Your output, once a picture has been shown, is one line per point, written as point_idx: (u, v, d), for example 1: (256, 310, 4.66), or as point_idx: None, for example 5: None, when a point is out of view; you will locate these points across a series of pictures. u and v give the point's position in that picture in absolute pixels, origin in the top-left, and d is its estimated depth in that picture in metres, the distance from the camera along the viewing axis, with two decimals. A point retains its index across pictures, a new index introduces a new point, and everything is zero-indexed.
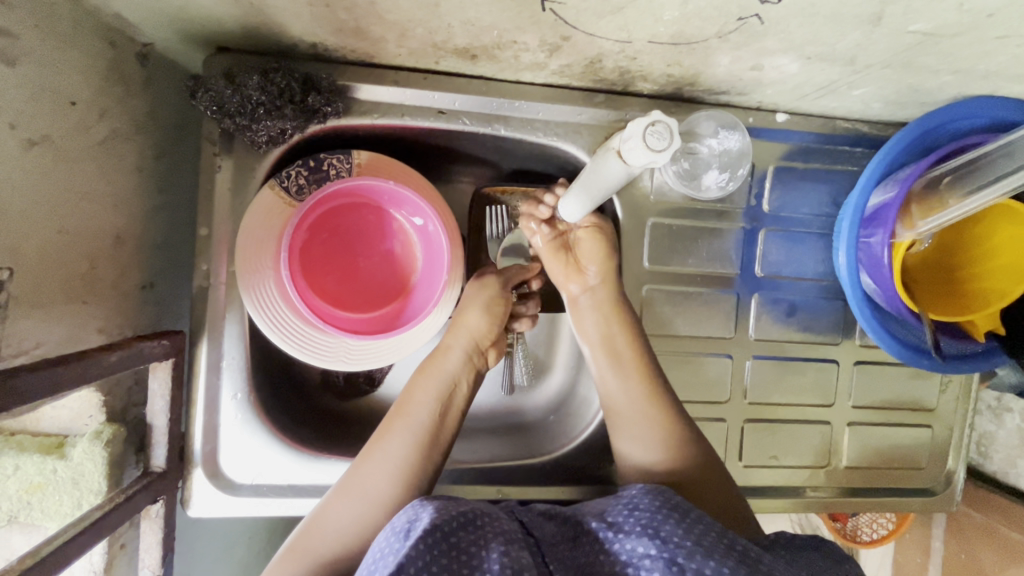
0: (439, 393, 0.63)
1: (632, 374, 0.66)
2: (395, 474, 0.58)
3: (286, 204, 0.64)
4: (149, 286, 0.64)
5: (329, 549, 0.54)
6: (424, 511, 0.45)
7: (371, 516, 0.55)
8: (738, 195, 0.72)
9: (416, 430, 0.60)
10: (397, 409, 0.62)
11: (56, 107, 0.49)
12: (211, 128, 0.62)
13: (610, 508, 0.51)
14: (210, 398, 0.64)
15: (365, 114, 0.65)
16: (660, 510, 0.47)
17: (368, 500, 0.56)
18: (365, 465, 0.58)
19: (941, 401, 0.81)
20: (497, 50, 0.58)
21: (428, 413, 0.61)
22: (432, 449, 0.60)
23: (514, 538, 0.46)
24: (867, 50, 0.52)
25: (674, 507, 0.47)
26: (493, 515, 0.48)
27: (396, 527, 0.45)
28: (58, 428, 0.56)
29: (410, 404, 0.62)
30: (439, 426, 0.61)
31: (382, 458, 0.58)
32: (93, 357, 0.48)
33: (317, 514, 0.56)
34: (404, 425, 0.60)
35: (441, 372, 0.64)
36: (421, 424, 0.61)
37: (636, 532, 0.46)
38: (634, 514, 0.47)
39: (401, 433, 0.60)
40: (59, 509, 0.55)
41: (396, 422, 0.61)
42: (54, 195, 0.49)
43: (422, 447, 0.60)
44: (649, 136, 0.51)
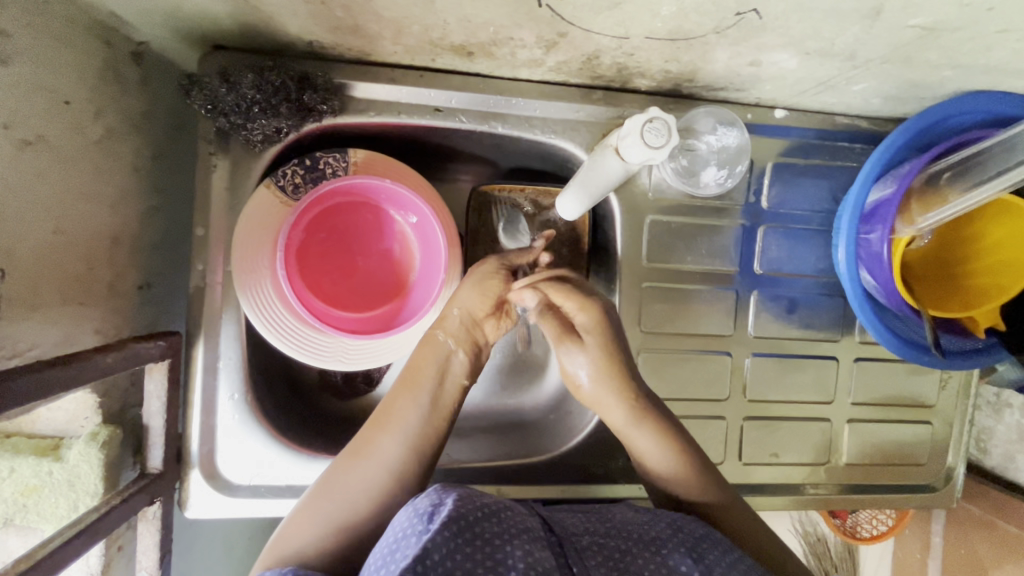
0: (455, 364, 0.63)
1: (653, 439, 0.62)
2: (411, 440, 0.58)
3: (282, 203, 0.64)
4: (145, 287, 0.64)
5: (343, 512, 0.54)
6: (450, 498, 0.45)
7: (383, 478, 0.56)
8: (737, 192, 0.72)
9: (433, 398, 0.61)
10: (406, 375, 0.62)
11: (50, 107, 0.48)
12: (206, 127, 0.61)
13: (643, 518, 0.51)
14: (207, 399, 0.63)
15: (361, 112, 0.64)
16: (703, 539, 0.48)
17: (380, 464, 0.56)
18: (381, 431, 0.58)
19: (940, 397, 0.80)
20: (494, 47, 0.57)
21: (436, 379, 0.62)
22: (445, 421, 0.61)
23: (535, 536, 0.45)
24: (867, 46, 0.52)
25: (711, 538, 0.49)
26: (515, 508, 0.47)
27: (419, 509, 0.45)
28: (55, 429, 0.56)
29: (418, 370, 0.62)
30: (447, 392, 0.62)
31: (399, 425, 0.59)
32: (89, 360, 0.48)
33: (329, 477, 0.56)
34: (414, 390, 0.61)
35: (445, 338, 0.63)
36: (430, 390, 0.61)
37: (679, 551, 0.46)
38: (676, 536, 0.48)
39: (411, 397, 0.60)
40: (55, 512, 0.55)
41: (405, 388, 0.61)
42: (48, 195, 0.49)
43: (431, 413, 0.60)
44: (648, 136, 0.52)
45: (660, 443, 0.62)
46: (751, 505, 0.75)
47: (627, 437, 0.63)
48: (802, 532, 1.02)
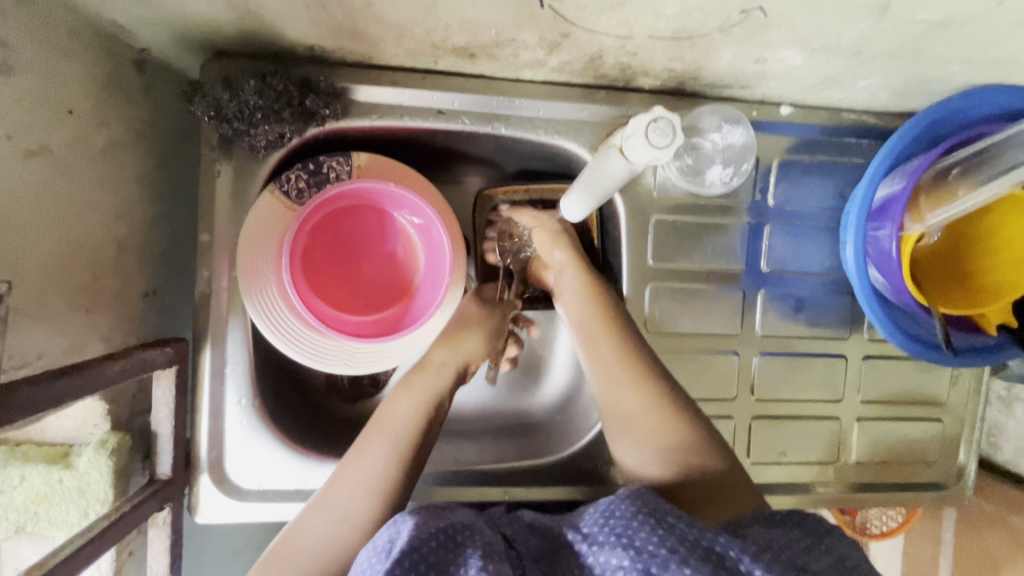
0: (421, 401, 0.62)
1: (631, 386, 0.62)
2: (374, 487, 0.55)
3: (286, 207, 0.64)
4: (151, 294, 0.64)
5: (305, 568, 0.51)
6: (403, 527, 0.45)
7: (348, 533, 0.53)
8: (742, 190, 0.71)
9: (398, 440, 0.58)
10: (377, 421, 0.60)
11: (53, 116, 0.48)
12: (209, 133, 0.61)
13: (586, 516, 0.48)
14: (215, 403, 0.63)
15: (363, 116, 0.64)
16: (636, 517, 0.45)
17: (344, 514, 0.54)
18: (344, 478, 0.56)
19: (951, 394, 0.80)
20: (496, 48, 0.57)
21: (408, 423, 0.60)
22: (413, 461, 0.58)
23: (493, 552, 0.43)
24: (875, 41, 0.51)
25: (652, 514, 0.45)
26: (474, 526, 0.46)
27: (376, 547, 0.45)
28: (64, 437, 0.57)
29: (390, 415, 0.60)
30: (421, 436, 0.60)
31: (362, 471, 0.56)
32: (95, 369, 0.48)
33: (297, 522, 0.54)
34: (384, 437, 0.58)
35: (424, 385, 0.63)
36: (401, 434, 0.59)
37: (610, 543, 0.44)
38: (608, 524, 0.45)
39: (380, 443, 0.58)
40: (66, 519, 0.55)
41: (375, 434, 0.58)
42: (52, 204, 0.49)
43: (400, 458, 0.57)
44: (654, 134, 0.51)
45: (647, 404, 0.61)
46: None
47: (613, 387, 0.63)
48: None
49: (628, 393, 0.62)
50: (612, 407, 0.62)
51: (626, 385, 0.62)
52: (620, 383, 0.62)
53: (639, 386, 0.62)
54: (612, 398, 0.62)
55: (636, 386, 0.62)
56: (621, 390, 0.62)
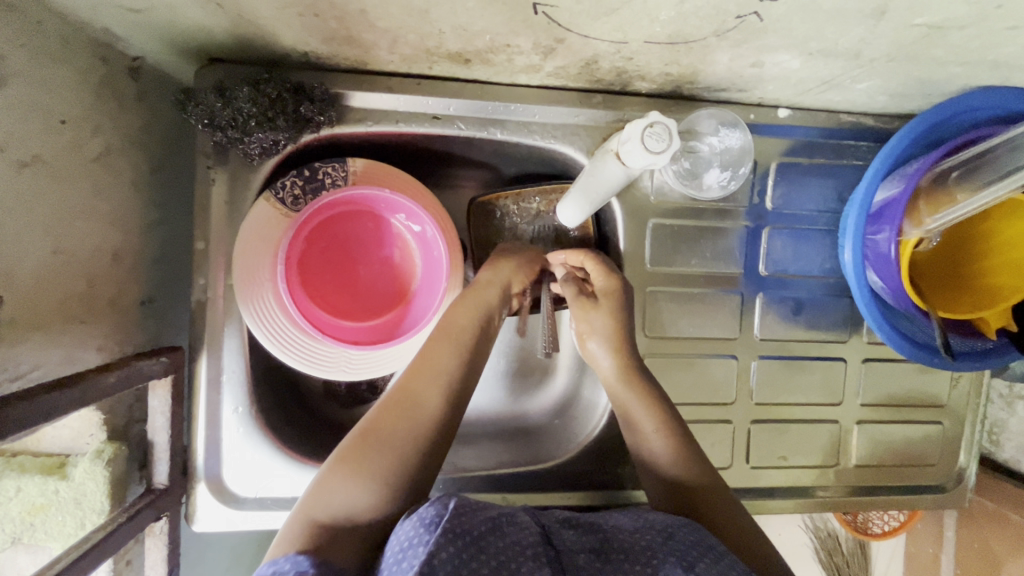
0: (482, 312, 0.64)
1: (645, 408, 0.63)
2: (445, 387, 0.58)
3: (282, 214, 0.64)
4: (147, 301, 0.64)
5: (387, 460, 0.52)
6: (452, 506, 0.44)
7: (428, 428, 0.55)
8: (741, 194, 0.71)
9: (463, 347, 0.61)
10: (439, 332, 0.62)
11: (46, 126, 0.48)
12: (204, 141, 0.61)
13: (636, 528, 0.50)
14: (212, 411, 0.63)
15: (358, 122, 0.64)
16: (696, 548, 0.47)
17: (421, 414, 0.56)
18: (415, 381, 0.57)
19: (952, 395, 0.79)
20: (491, 54, 0.57)
21: (472, 329, 0.62)
22: (476, 369, 0.61)
23: (537, 551, 0.43)
24: (872, 44, 0.51)
25: (707, 548, 0.47)
26: (517, 520, 0.46)
27: (423, 518, 0.44)
28: (61, 447, 0.56)
29: (452, 326, 0.62)
30: (480, 346, 0.62)
31: (431, 374, 0.58)
32: (92, 380, 0.47)
33: (370, 426, 0.55)
34: (451, 343, 0.60)
35: (488, 298, 0.64)
36: (466, 340, 0.61)
37: (670, 561, 0.45)
38: (668, 544, 0.47)
39: (447, 350, 0.60)
40: (63, 530, 0.55)
41: (442, 341, 0.61)
42: (47, 215, 0.49)
43: (467, 362, 0.60)
44: (648, 137, 0.51)
45: (655, 424, 0.62)
46: (759, 508, 0.75)
47: (630, 410, 0.63)
48: (813, 527, 0.98)
49: (642, 414, 0.63)
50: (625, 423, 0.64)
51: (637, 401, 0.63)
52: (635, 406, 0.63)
53: (646, 408, 0.63)
54: (630, 418, 0.63)
55: (646, 406, 0.63)
56: (631, 402, 0.63)
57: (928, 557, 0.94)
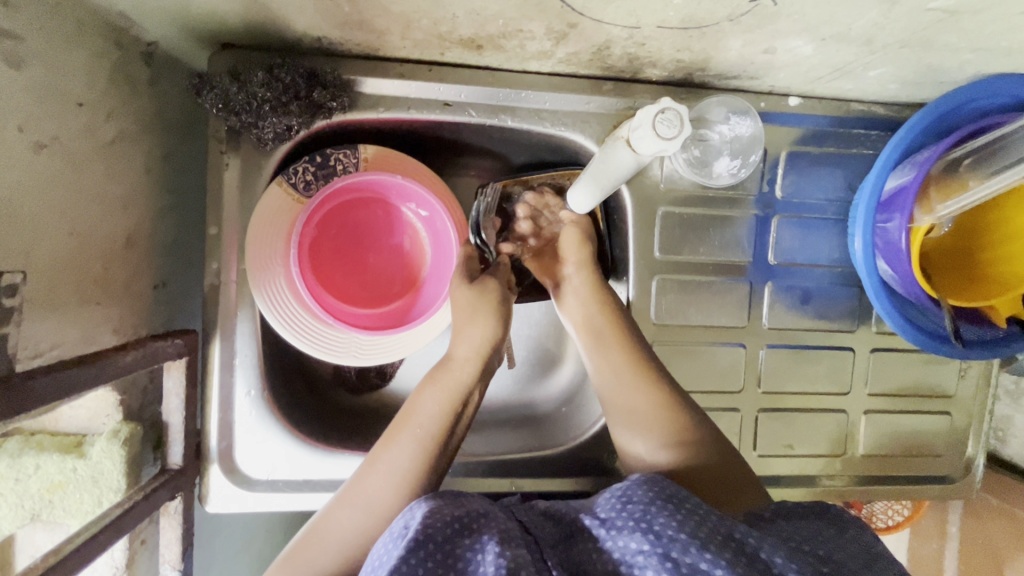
0: (445, 400, 0.60)
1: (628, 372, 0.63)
2: (399, 481, 0.56)
3: (295, 200, 0.64)
4: (160, 286, 0.64)
5: (331, 558, 0.53)
6: (419, 514, 0.45)
7: (372, 526, 0.54)
8: (750, 182, 0.71)
9: (422, 440, 0.58)
10: (403, 417, 0.60)
11: (62, 109, 0.49)
12: (217, 126, 0.62)
13: (599, 501, 0.48)
14: (224, 394, 0.64)
15: (370, 108, 0.64)
16: (653, 502, 0.45)
17: (365, 512, 0.55)
18: (368, 473, 0.57)
19: (960, 387, 0.79)
20: (502, 40, 0.57)
21: (432, 419, 0.59)
22: (438, 461, 0.58)
23: (511, 536, 0.44)
24: (885, 29, 0.51)
25: (670, 498, 0.45)
26: (490, 515, 0.46)
27: (392, 532, 0.45)
28: (77, 427, 0.57)
29: (416, 412, 0.60)
30: (443, 436, 0.59)
31: (386, 467, 0.57)
32: (107, 358, 0.48)
33: (322, 516, 0.56)
34: (409, 433, 0.58)
35: (451, 382, 0.61)
36: (425, 433, 0.59)
37: (629, 527, 0.43)
38: (626, 510, 0.45)
39: (405, 441, 0.58)
40: (80, 507, 0.55)
41: (401, 429, 0.59)
42: (64, 197, 0.49)
43: (427, 454, 0.58)
44: (659, 124, 0.51)
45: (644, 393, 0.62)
46: None
47: (619, 395, 0.63)
48: None
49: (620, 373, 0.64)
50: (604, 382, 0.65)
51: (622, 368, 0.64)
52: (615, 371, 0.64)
53: (631, 375, 0.63)
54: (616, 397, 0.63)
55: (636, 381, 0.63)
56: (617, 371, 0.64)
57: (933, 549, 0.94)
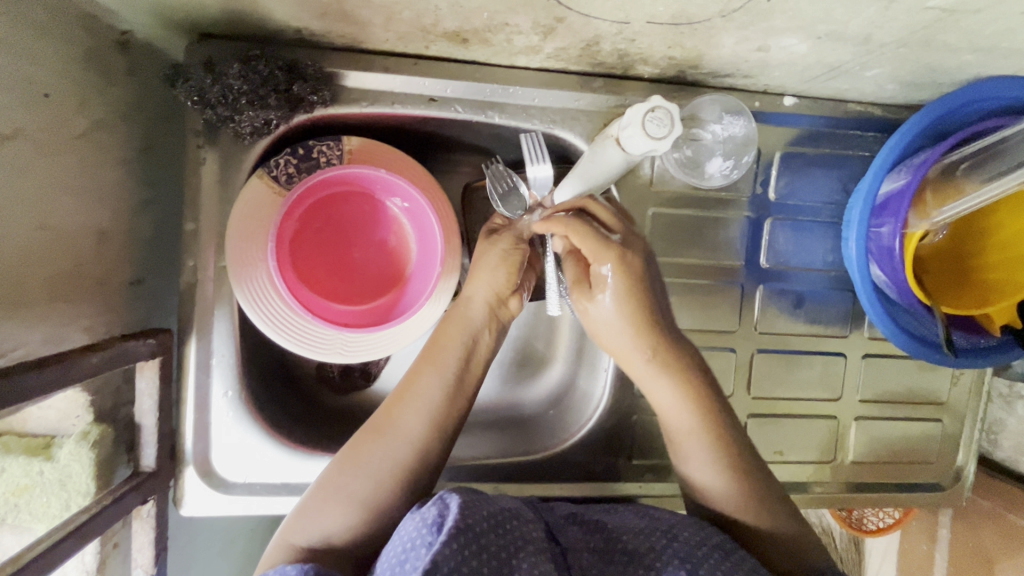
0: (469, 337, 0.62)
1: (706, 444, 0.60)
2: (429, 413, 0.58)
3: (275, 194, 0.63)
4: (137, 282, 0.62)
5: (366, 489, 0.54)
6: (454, 505, 0.46)
7: (405, 454, 0.56)
8: (743, 183, 0.69)
9: (449, 374, 0.60)
10: (426, 353, 0.62)
11: (29, 99, 0.47)
12: (195, 119, 0.60)
13: (643, 529, 0.53)
14: (201, 395, 0.62)
15: (353, 102, 0.62)
16: (700, 548, 0.49)
17: (376, 477, 0.54)
18: (399, 406, 0.58)
19: (953, 394, 0.78)
20: (488, 33, 0.55)
21: (457, 356, 0.61)
22: (463, 396, 0.61)
23: (541, 547, 0.46)
24: (884, 28, 0.49)
25: (713, 547, 0.50)
26: (522, 518, 0.49)
27: (427, 519, 0.45)
28: (46, 429, 0.55)
29: (440, 349, 0.61)
30: (466, 372, 0.61)
31: (415, 399, 0.58)
32: (74, 360, 0.47)
33: (352, 448, 0.56)
34: (437, 368, 0.60)
35: (470, 321, 0.62)
36: (451, 367, 0.60)
37: (674, 563, 0.47)
38: (672, 547, 0.49)
39: (432, 375, 0.60)
40: (47, 511, 0.53)
41: (428, 364, 0.60)
42: (30, 192, 0.47)
43: (432, 424, 0.58)
44: (648, 121, 0.50)
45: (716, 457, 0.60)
46: None
47: (679, 437, 0.61)
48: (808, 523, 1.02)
49: (695, 447, 0.60)
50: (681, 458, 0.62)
51: (681, 406, 0.60)
52: (695, 448, 0.60)
53: (701, 421, 0.60)
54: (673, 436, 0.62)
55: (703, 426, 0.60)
56: (674, 409, 0.61)
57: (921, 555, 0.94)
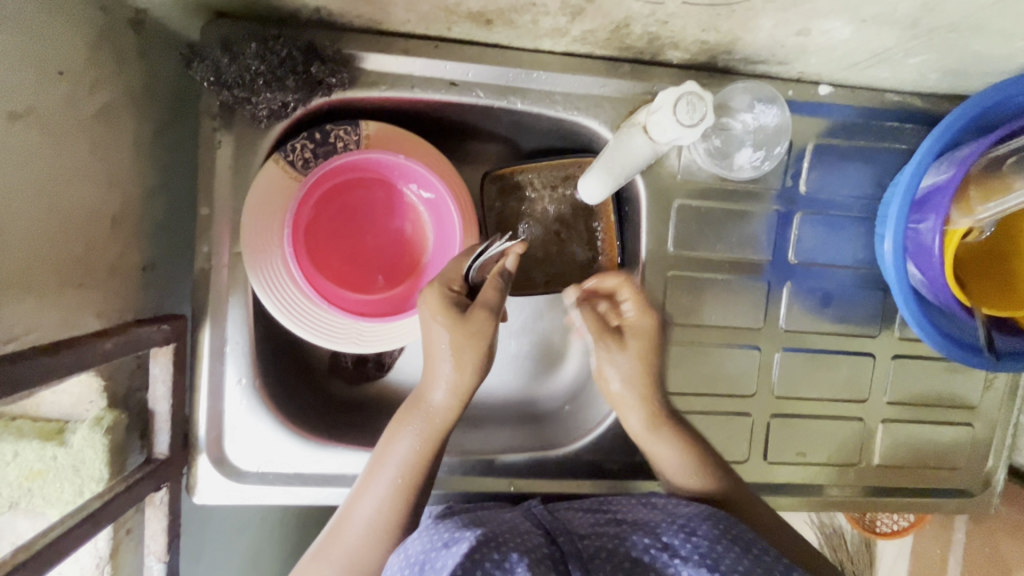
0: (421, 442, 0.59)
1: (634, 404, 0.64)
2: (375, 528, 0.58)
3: (292, 178, 0.61)
4: (149, 268, 0.61)
5: None
6: (437, 541, 0.50)
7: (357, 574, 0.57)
8: (773, 175, 0.67)
9: (398, 483, 0.58)
10: (378, 459, 0.60)
11: (42, 77, 0.45)
12: (210, 101, 0.58)
13: (658, 524, 0.53)
14: (214, 382, 0.61)
15: (372, 86, 0.60)
16: (718, 540, 0.49)
17: None
18: (346, 524, 0.58)
19: (984, 398, 0.75)
20: (514, 14, 0.53)
21: (405, 466, 0.59)
22: (414, 500, 0.59)
23: (539, 553, 0.47)
24: (934, 11, 0.47)
25: (731, 537, 0.50)
26: (515, 531, 0.50)
27: (410, 557, 0.50)
28: (60, 413, 0.54)
29: (391, 457, 0.59)
30: (424, 478, 0.59)
31: (361, 515, 0.58)
32: (87, 344, 0.46)
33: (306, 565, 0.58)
34: (382, 482, 0.58)
35: (426, 427, 0.59)
36: (399, 479, 0.59)
37: (692, 560, 0.47)
38: (691, 541, 0.49)
39: (379, 487, 0.58)
40: (59, 497, 0.52)
41: (375, 476, 0.59)
42: (44, 173, 0.46)
43: (382, 543, 0.58)
44: (706, 108, 0.52)
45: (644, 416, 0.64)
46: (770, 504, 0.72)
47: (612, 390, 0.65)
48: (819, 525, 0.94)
49: (637, 416, 0.64)
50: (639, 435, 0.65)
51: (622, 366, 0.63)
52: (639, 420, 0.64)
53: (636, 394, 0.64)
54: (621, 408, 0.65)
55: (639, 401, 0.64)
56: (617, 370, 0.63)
57: None
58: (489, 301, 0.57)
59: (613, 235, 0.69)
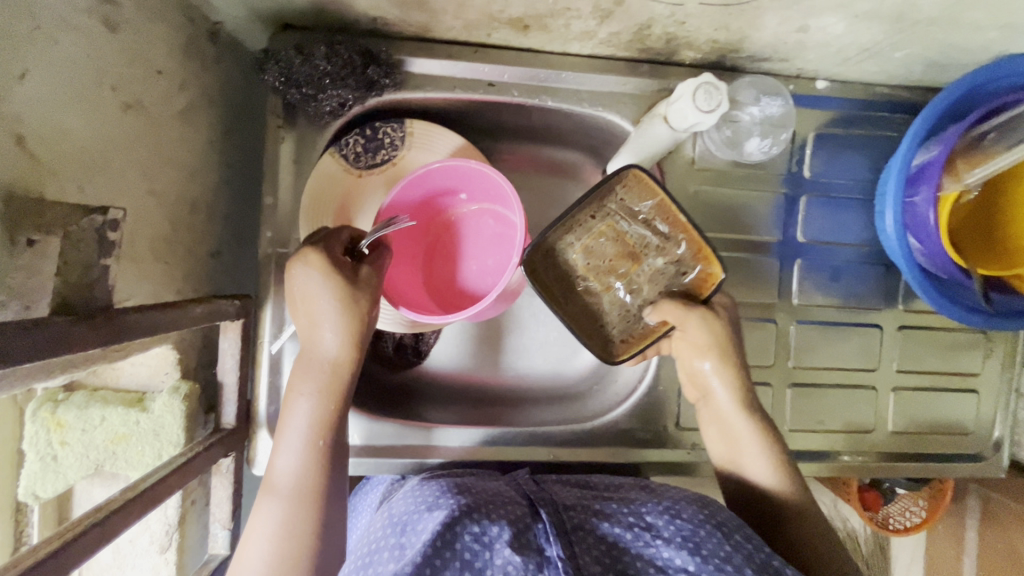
0: (325, 396, 0.55)
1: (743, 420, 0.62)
2: (297, 495, 0.53)
3: (345, 171, 0.67)
4: (215, 255, 0.66)
5: None
6: (420, 506, 0.53)
7: (288, 546, 0.51)
8: (780, 161, 0.74)
9: (308, 441, 0.54)
10: (280, 427, 0.55)
11: (146, 74, 0.52)
12: (275, 102, 0.65)
13: (644, 504, 0.55)
14: (274, 359, 0.66)
15: (418, 88, 0.67)
16: (702, 526, 0.51)
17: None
18: (263, 501, 0.53)
19: (987, 366, 0.81)
20: (550, 18, 0.60)
21: (312, 422, 0.54)
22: (331, 457, 0.55)
23: (522, 523, 0.51)
24: (916, 7, 0.55)
25: (717, 523, 0.52)
26: (500, 502, 0.53)
27: (393, 518, 0.53)
28: (138, 384, 0.59)
29: (295, 420, 0.55)
30: (337, 432, 0.56)
31: (276, 484, 0.53)
32: (183, 308, 0.49)
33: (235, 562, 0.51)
34: (288, 444, 0.54)
35: (330, 381, 0.55)
36: (308, 435, 0.54)
37: (675, 542, 0.50)
38: (676, 524, 0.51)
39: (288, 452, 0.54)
40: (141, 459, 0.58)
41: (281, 443, 0.54)
42: (145, 159, 0.52)
43: (309, 508, 0.52)
44: (723, 96, 0.59)
45: (755, 433, 0.62)
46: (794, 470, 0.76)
47: (714, 404, 0.64)
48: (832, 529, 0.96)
49: (738, 434, 0.63)
50: (732, 456, 0.64)
51: (727, 393, 0.63)
52: (742, 436, 0.63)
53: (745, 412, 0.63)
54: (725, 427, 0.64)
55: (747, 422, 0.62)
56: (721, 394, 0.63)
57: (950, 556, 0.95)
58: (379, 273, 0.59)
59: (696, 235, 0.60)
